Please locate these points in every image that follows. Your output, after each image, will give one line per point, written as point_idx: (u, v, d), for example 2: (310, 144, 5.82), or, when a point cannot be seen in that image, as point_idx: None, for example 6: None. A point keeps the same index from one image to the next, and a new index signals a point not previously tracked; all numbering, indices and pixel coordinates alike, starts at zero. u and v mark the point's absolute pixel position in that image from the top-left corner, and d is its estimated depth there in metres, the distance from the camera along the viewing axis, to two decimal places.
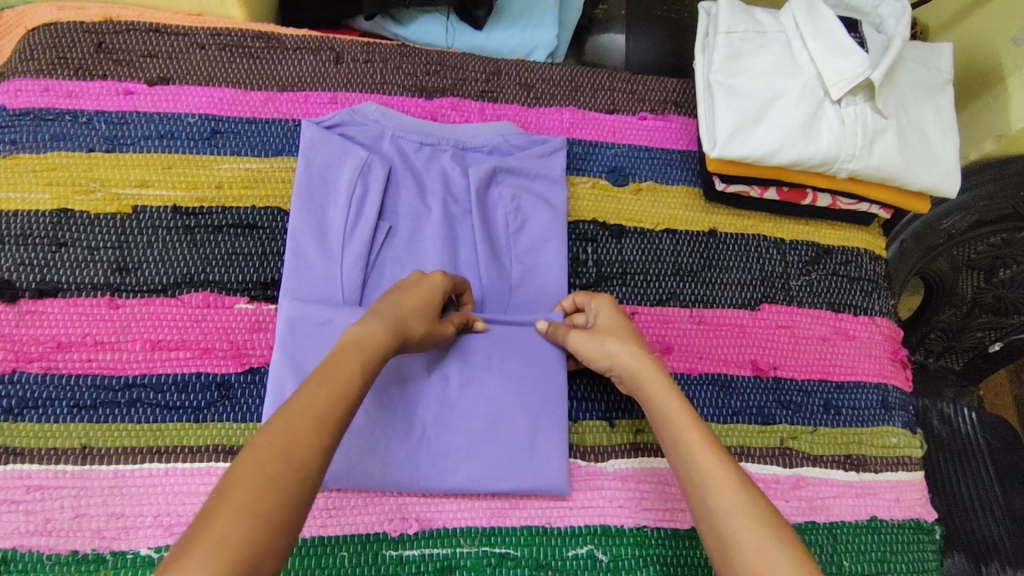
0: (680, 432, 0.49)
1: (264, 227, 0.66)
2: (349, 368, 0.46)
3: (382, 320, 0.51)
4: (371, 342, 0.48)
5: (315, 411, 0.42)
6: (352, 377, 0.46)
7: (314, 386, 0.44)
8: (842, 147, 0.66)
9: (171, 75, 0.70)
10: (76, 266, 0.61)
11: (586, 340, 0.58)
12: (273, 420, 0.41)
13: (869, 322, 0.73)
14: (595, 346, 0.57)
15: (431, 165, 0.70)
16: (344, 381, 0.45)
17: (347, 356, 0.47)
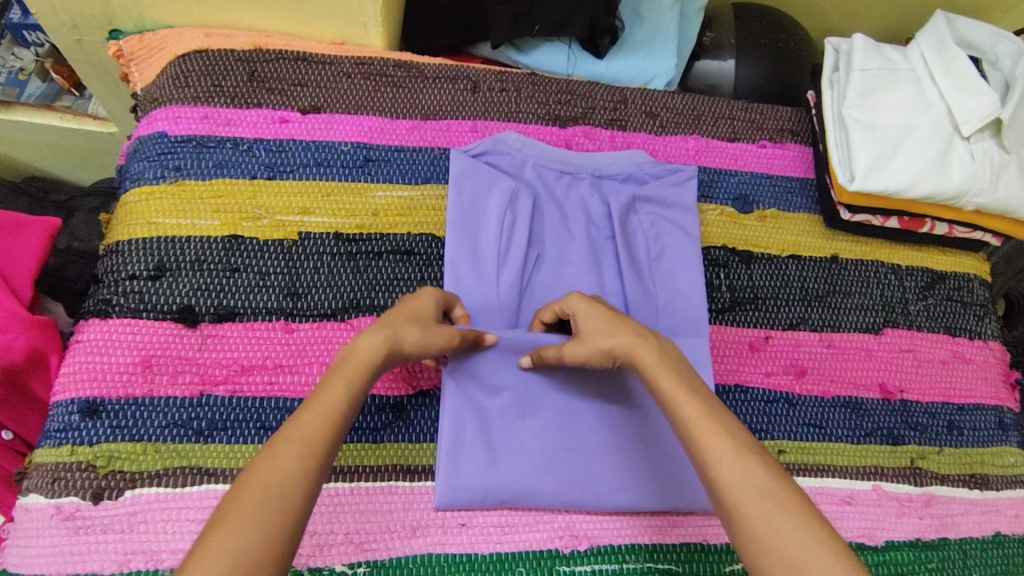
0: (705, 449, 0.47)
1: (420, 253, 0.68)
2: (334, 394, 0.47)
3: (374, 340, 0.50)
4: (364, 368, 0.49)
5: (294, 443, 0.44)
6: (336, 406, 0.47)
7: (297, 424, 0.45)
8: (972, 182, 0.69)
9: (321, 104, 0.72)
10: (250, 290, 0.64)
11: (591, 324, 0.56)
12: (263, 458, 0.43)
13: (983, 346, 0.77)
14: (595, 340, 0.55)
15: (570, 192, 0.73)
16: (327, 410, 0.46)
17: (333, 386, 0.48)
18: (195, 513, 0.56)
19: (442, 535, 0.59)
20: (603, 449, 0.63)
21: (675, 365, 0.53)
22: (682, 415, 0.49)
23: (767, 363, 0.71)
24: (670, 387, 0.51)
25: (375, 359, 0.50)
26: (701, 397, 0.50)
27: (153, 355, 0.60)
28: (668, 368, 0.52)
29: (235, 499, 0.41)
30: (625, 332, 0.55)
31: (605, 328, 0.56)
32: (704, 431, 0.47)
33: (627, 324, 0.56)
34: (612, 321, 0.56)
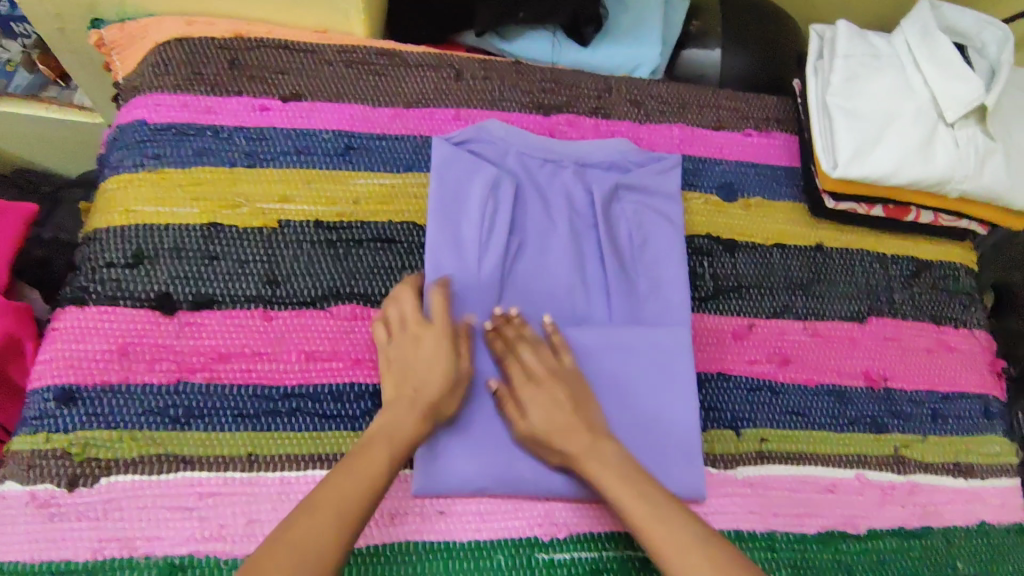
0: (642, 531, 0.51)
1: (401, 241, 0.68)
2: (384, 452, 0.52)
3: (410, 412, 0.55)
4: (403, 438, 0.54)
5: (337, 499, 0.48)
6: (381, 469, 0.51)
7: (343, 481, 0.49)
8: (956, 168, 0.69)
9: (303, 91, 0.71)
10: (229, 278, 0.63)
11: (534, 419, 0.58)
12: (305, 507, 0.47)
13: (969, 335, 0.76)
14: (538, 427, 0.58)
15: (554, 180, 0.72)
16: (374, 471, 0.51)
17: (378, 449, 0.52)
18: (172, 501, 0.56)
19: (421, 522, 0.59)
20: None
21: (600, 447, 0.57)
22: (616, 503, 0.54)
23: (751, 352, 0.70)
24: (600, 475, 0.55)
25: (415, 425, 0.55)
26: (630, 479, 0.54)
27: (131, 343, 0.60)
28: (588, 453, 0.56)
29: (282, 538, 0.45)
30: (574, 425, 0.58)
31: (552, 418, 0.58)
32: (640, 515, 0.52)
33: (571, 418, 0.58)
34: (558, 416, 0.58)
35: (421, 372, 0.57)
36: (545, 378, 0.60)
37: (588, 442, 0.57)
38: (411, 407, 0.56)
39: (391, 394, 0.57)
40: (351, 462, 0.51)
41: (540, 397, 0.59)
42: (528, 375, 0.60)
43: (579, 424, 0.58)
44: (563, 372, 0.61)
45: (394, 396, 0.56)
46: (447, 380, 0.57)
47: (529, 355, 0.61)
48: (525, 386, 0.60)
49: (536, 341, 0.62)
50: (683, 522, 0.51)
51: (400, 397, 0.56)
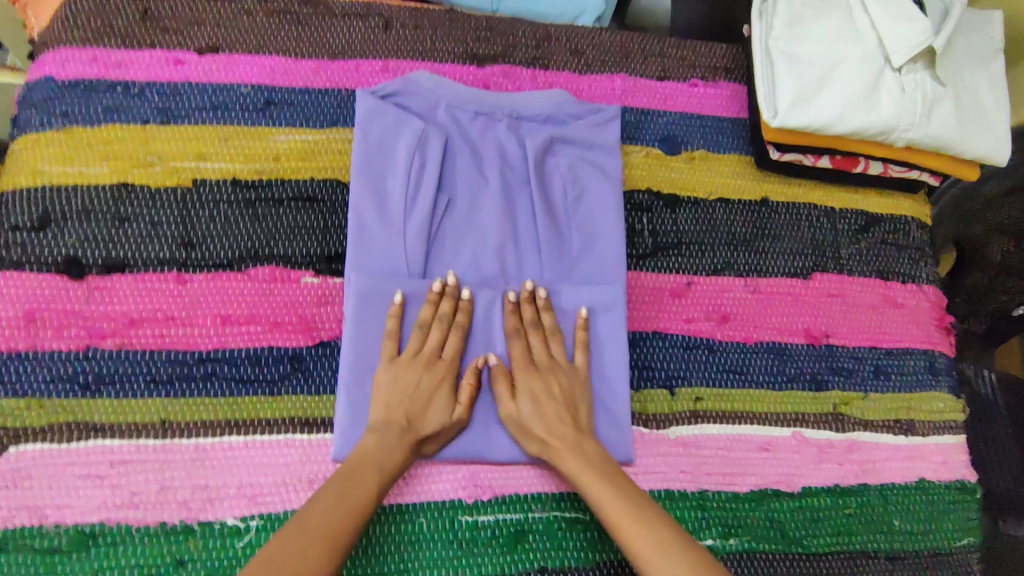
0: (607, 512, 0.53)
1: (324, 200, 0.65)
2: (392, 454, 0.55)
3: (403, 442, 0.56)
4: (393, 456, 0.55)
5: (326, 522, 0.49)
6: (365, 494, 0.52)
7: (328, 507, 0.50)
8: (902, 115, 0.66)
9: (220, 43, 0.68)
10: (140, 241, 0.61)
11: (527, 409, 0.58)
12: (291, 529, 0.48)
13: (917, 290, 0.74)
14: (530, 418, 0.58)
15: (486, 134, 0.70)
16: (358, 495, 0.51)
17: (366, 472, 0.53)
18: (83, 469, 0.55)
19: None
20: (511, 397, 0.61)
21: (581, 442, 0.57)
22: (587, 488, 0.55)
23: (689, 309, 0.68)
24: (580, 466, 0.56)
25: (402, 459, 0.55)
26: (605, 474, 0.55)
27: (37, 309, 0.58)
28: (571, 448, 0.57)
29: (294, 530, 0.48)
30: (557, 417, 0.58)
31: (541, 412, 0.58)
32: (609, 500, 0.53)
33: (559, 408, 0.58)
34: (549, 410, 0.58)
35: (422, 406, 0.57)
36: (549, 371, 0.60)
37: (573, 436, 0.57)
38: (400, 439, 0.56)
39: (384, 420, 0.56)
40: (341, 484, 0.52)
41: (537, 388, 0.59)
42: (529, 361, 0.61)
43: (564, 413, 0.59)
44: (569, 368, 0.61)
45: (387, 421, 0.56)
46: (439, 429, 0.58)
47: (537, 343, 0.61)
48: (526, 369, 0.60)
49: (553, 332, 0.62)
50: (643, 508, 0.52)
51: (396, 423, 0.56)
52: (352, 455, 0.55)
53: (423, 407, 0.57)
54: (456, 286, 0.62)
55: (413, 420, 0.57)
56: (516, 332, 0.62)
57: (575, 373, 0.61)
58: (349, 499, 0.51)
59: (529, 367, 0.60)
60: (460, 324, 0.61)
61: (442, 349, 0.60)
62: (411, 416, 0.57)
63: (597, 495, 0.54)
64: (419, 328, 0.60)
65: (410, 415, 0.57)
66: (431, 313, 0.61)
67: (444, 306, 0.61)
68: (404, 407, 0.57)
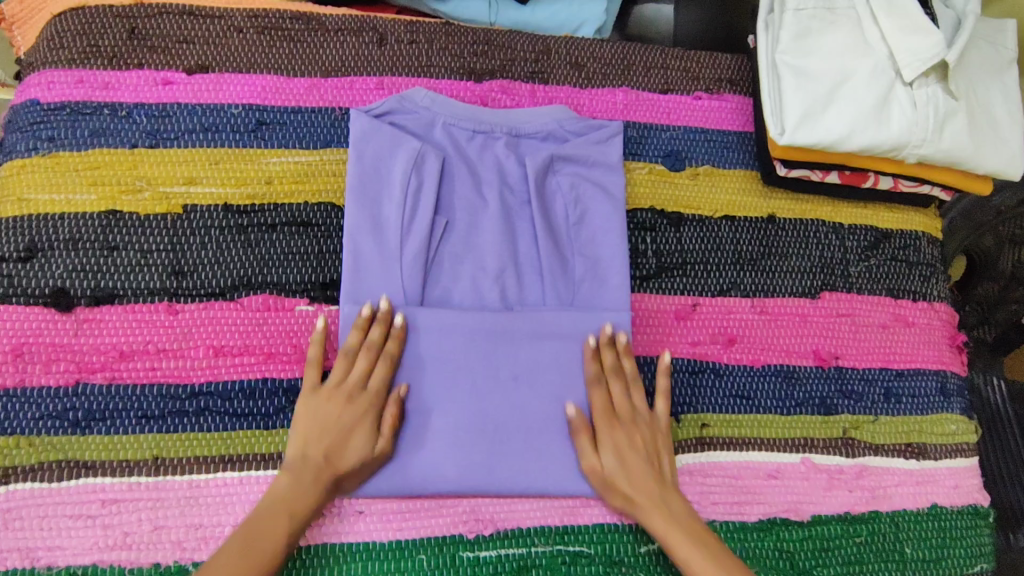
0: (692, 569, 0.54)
1: (318, 224, 0.63)
2: (308, 492, 0.53)
3: (315, 482, 0.54)
4: (310, 496, 0.53)
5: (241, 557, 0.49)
6: (270, 543, 0.51)
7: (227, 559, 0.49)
8: (913, 131, 0.64)
9: (209, 63, 0.66)
10: (130, 270, 0.59)
11: (610, 463, 0.58)
12: None
13: (928, 308, 0.73)
14: (614, 471, 0.58)
15: (484, 153, 0.68)
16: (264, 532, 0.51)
17: (276, 520, 0.52)
18: (73, 509, 0.54)
19: (339, 524, 0.57)
20: (512, 428, 0.60)
21: (667, 499, 0.57)
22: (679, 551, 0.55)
23: (694, 332, 0.67)
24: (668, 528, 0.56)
25: (316, 500, 0.53)
26: (695, 533, 0.56)
27: (25, 343, 0.57)
28: (657, 507, 0.57)
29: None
30: (643, 473, 0.58)
31: (627, 466, 0.58)
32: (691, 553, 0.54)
33: (646, 465, 0.58)
34: (636, 465, 0.58)
35: (340, 443, 0.55)
36: (635, 420, 0.60)
37: (659, 493, 0.57)
38: (317, 479, 0.54)
39: (300, 455, 0.54)
40: (245, 532, 0.51)
41: (621, 439, 0.59)
42: (612, 410, 0.60)
43: (650, 470, 0.58)
44: (652, 418, 0.61)
45: (304, 458, 0.54)
46: (358, 468, 0.55)
47: (619, 390, 0.60)
48: (611, 420, 0.59)
49: (634, 378, 0.62)
50: (717, 556, 0.54)
51: (312, 463, 0.54)
52: (266, 494, 0.54)
53: (345, 442, 0.55)
54: (387, 310, 0.59)
55: (332, 456, 0.55)
56: (598, 379, 0.61)
57: (657, 424, 0.61)
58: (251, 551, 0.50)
59: (617, 417, 0.59)
60: (387, 351, 0.58)
61: (366, 380, 0.57)
62: (329, 455, 0.54)
63: (685, 554, 0.55)
64: (344, 355, 0.58)
65: (329, 454, 0.54)
66: (359, 338, 0.58)
67: (374, 333, 0.58)
68: (322, 447, 0.55)
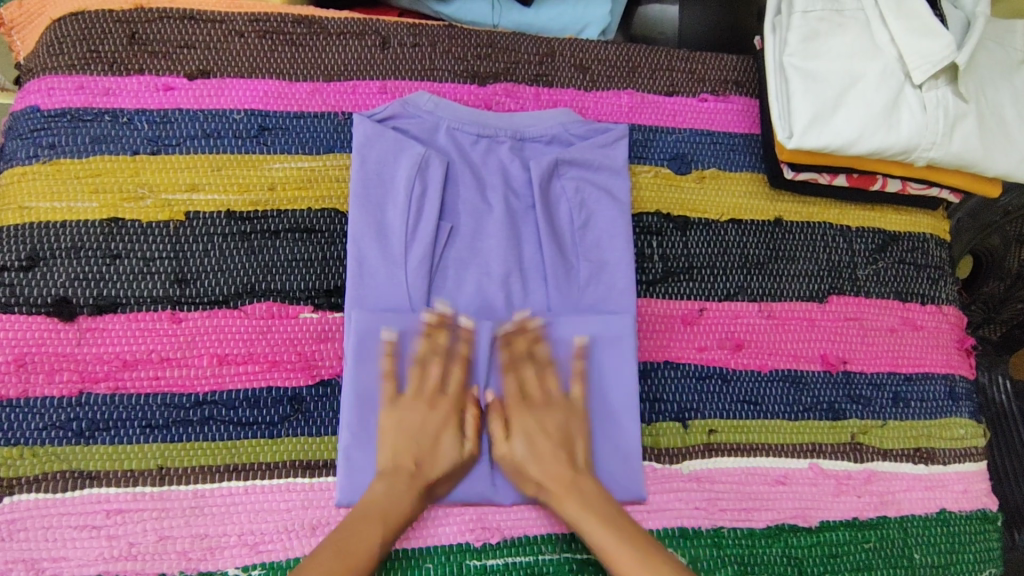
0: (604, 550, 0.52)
1: (322, 230, 0.63)
2: (402, 497, 0.53)
3: (408, 486, 0.54)
4: (401, 500, 0.53)
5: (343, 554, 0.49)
6: (371, 545, 0.50)
7: (330, 561, 0.48)
8: (923, 135, 0.63)
9: (211, 68, 0.66)
10: (132, 278, 0.59)
11: (521, 449, 0.57)
12: None
13: (937, 311, 0.72)
14: (527, 458, 0.57)
15: (489, 157, 0.67)
16: (364, 531, 0.50)
17: (371, 522, 0.51)
18: (79, 520, 0.54)
19: None
20: None
21: (579, 483, 0.56)
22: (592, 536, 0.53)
23: (701, 337, 0.66)
24: (581, 512, 0.54)
25: (411, 506, 0.54)
26: (609, 518, 0.54)
27: (27, 352, 0.56)
28: (569, 492, 0.55)
29: None
30: (554, 457, 0.57)
31: (537, 450, 0.57)
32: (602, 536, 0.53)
33: (557, 449, 0.57)
34: (547, 449, 0.57)
35: (428, 446, 0.56)
36: (545, 405, 0.59)
37: (571, 478, 0.56)
38: (412, 484, 0.54)
39: (393, 464, 0.55)
40: (343, 536, 0.50)
41: (530, 424, 0.58)
42: (524, 397, 0.60)
43: (563, 454, 0.57)
44: (562, 401, 0.60)
45: (397, 467, 0.55)
46: (450, 470, 0.56)
47: (529, 378, 0.60)
48: (523, 407, 0.59)
49: (545, 363, 0.61)
50: (631, 536, 0.53)
51: (405, 469, 0.55)
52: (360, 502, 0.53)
53: (434, 448, 0.56)
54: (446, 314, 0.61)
55: (423, 464, 0.56)
56: (511, 366, 0.60)
57: (574, 407, 0.60)
58: (348, 552, 0.49)
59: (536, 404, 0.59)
60: (461, 356, 0.60)
61: (445, 384, 0.59)
62: (419, 459, 0.56)
63: (596, 537, 0.53)
64: (416, 362, 0.59)
65: (419, 458, 0.55)
66: (428, 346, 0.59)
67: (441, 339, 0.60)
68: (413, 451, 0.56)
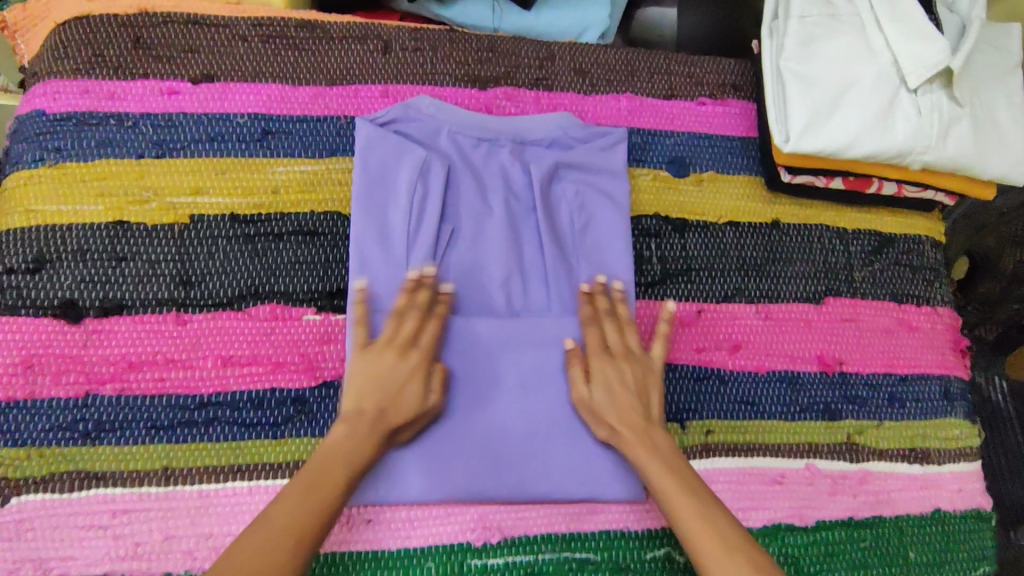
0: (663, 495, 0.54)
1: (325, 233, 0.64)
2: (365, 444, 0.53)
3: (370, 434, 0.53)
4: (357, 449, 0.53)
5: (295, 502, 0.49)
6: (334, 492, 0.50)
7: (286, 509, 0.48)
8: (918, 138, 0.64)
9: (214, 72, 0.66)
10: (138, 281, 0.60)
11: (599, 396, 0.59)
12: (248, 541, 0.46)
13: (932, 312, 0.73)
14: (602, 403, 0.58)
15: (489, 161, 0.68)
16: (319, 481, 0.50)
17: (331, 469, 0.51)
18: (86, 520, 0.54)
19: (348, 532, 0.58)
20: (522, 436, 0.60)
21: (652, 434, 0.57)
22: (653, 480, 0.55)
23: (699, 338, 0.67)
24: (647, 457, 0.56)
25: (371, 453, 0.53)
26: (674, 466, 0.55)
27: (34, 355, 0.57)
28: (641, 438, 0.57)
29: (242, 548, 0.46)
30: (631, 403, 0.58)
31: (615, 399, 0.58)
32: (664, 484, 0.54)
33: (634, 399, 0.58)
34: (623, 397, 0.58)
35: (392, 395, 0.55)
36: (627, 358, 0.60)
37: (645, 425, 0.57)
38: (371, 431, 0.53)
39: (355, 410, 0.54)
40: (306, 485, 0.50)
41: (610, 372, 0.59)
42: (604, 349, 0.60)
43: (640, 405, 0.58)
44: (644, 358, 0.60)
45: (360, 413, 0.54)
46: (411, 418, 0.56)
47: (612, 330, 0.61)
48: (603, 358, 0.60)
49: (626, 320, 0.62)
50: (691, 485, 0.54)
51: (367, 415, 0.54)
52: (319, 448, 0.53)
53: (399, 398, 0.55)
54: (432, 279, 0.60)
55: (386, 409, 0.55)
56: (591, 319, 0.62)
57: (652, 364, 0.60)
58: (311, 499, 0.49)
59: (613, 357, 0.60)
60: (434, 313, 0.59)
61: (417, 337, 0.58)
62: (383, 406, 0.54)
63: (659, 481, 0.55)
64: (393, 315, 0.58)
65: (383, 405, 0.54)
66: (405, 301, 0.58)
67: (420, 295, 0.59)
68: (378, 398, 0.54)
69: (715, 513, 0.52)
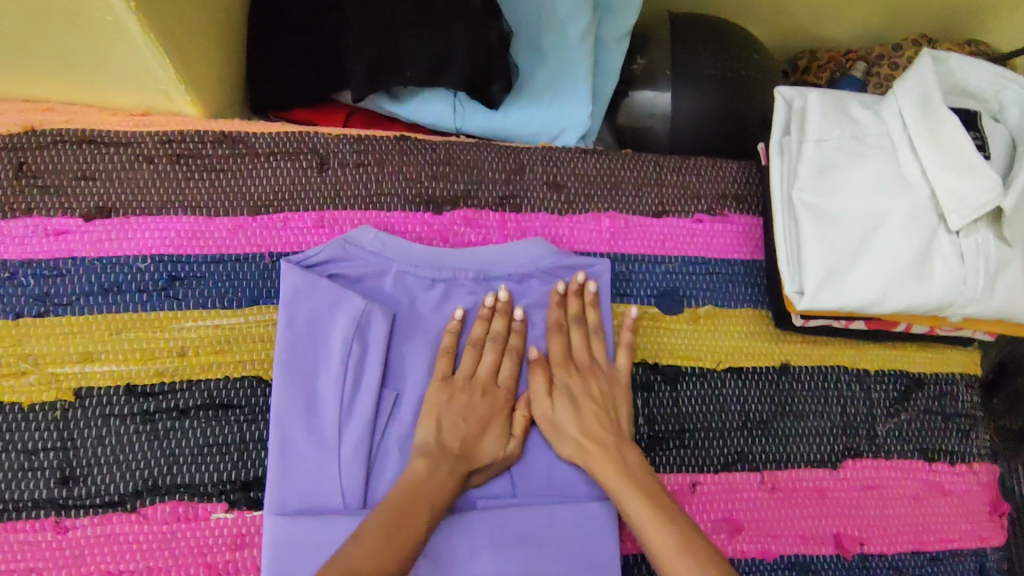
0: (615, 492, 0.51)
1: (241, 406, 0.53)
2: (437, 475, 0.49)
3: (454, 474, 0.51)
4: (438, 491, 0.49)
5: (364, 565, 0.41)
6: (415, 531, 0.45)
7: (373, 538, 0.43)
8: (960, 290, 0.52)
9: (112, 204, 0.55)
10: (12, 478, 0.50)
11: (563, 411, 0.55)
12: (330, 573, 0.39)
13: (967, 471, 0.63)
14: (564, 419, 0.55)
15: (445, 304, 0.57)
16: (402, 543, 0.44)
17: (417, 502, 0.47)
18: None
19: None
20: None
21: (622, 450, 0.53)
22: (606, 477, 0.52)
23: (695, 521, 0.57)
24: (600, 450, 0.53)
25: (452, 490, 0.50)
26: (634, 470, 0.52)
27: None
28: (605, 446, 0.53)
29: None
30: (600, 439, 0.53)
31: (580, 413, 0.55)
32: (613, 476, 0.51)
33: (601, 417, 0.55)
34: (591, 417, 0.54)
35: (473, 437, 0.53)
36: (588, 370, 0.56)
37: (616, 445, 0.53)
38: (451, 468, 0.51)
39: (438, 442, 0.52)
40: (388, 521, 0.45)
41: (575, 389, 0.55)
42: (569, 359, 0.57)
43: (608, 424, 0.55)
44: (609, 369, 0.57)
45: (441, 446, 0.51)
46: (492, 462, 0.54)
47: (579, 340, 0.57)
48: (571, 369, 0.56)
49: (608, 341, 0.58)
50: (646, 481, 0.51)
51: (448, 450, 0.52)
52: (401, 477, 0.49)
53: (479, 419, 0.54)
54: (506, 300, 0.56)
55: (467, 449, 0.52)
56: (558, 325, 0.57)
57: (618, 376, 0.57)
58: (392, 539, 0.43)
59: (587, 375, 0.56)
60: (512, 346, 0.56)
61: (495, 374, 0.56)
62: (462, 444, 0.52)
63: (606, 472, 0.52)
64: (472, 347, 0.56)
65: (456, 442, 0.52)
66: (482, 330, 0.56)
67: (496, 324, 0.56)
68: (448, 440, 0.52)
69: (665, 512, 0.48)
